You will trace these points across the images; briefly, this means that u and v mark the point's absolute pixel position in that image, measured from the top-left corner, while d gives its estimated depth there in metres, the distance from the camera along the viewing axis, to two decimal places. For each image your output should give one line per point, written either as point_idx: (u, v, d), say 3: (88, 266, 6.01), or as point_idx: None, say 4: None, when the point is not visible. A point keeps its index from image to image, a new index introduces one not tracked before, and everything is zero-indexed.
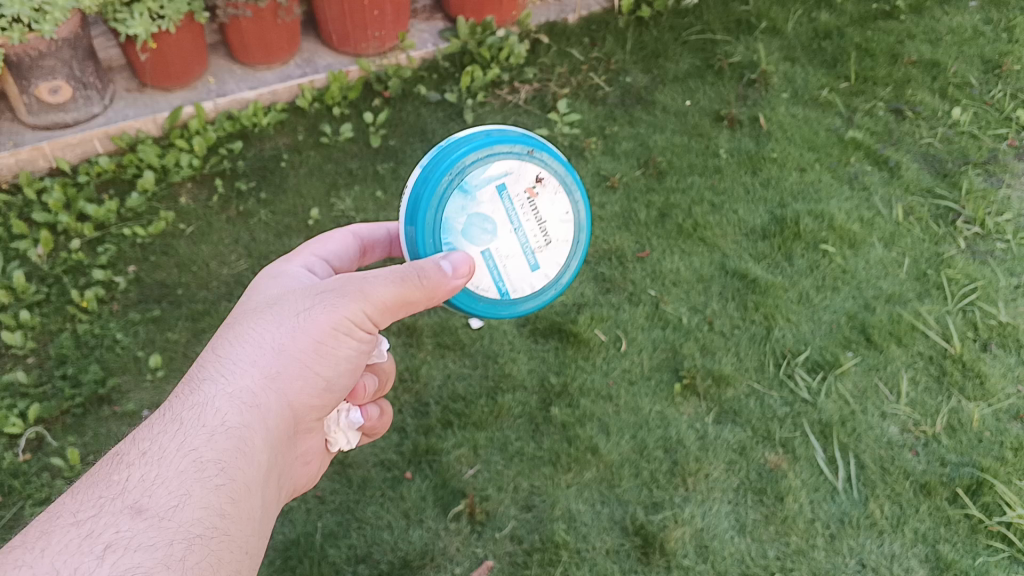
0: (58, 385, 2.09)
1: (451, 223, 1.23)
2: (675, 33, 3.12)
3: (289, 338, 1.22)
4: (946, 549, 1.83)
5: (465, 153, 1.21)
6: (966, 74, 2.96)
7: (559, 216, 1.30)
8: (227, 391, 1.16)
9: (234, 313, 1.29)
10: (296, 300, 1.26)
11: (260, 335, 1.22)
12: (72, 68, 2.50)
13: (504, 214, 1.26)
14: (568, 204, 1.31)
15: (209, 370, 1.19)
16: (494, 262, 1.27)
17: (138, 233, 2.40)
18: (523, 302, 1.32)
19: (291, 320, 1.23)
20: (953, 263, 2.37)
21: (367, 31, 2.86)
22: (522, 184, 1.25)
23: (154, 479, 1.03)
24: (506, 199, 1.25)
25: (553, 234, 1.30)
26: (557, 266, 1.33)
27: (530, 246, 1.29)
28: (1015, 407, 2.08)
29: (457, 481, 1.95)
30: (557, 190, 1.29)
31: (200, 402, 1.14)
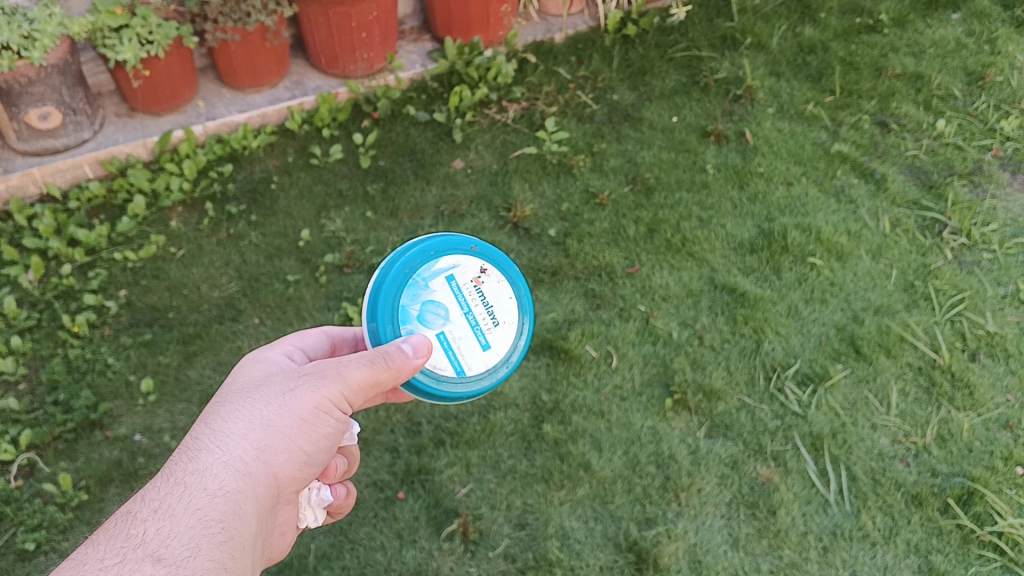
0: (50, 410, 2.09)
1: (407, 311, 1.34)
2: (661, 50, 3.15)
3: (276, 416, 1.23)
4: (938, 560, 1.85)
5: (411, 249, 1.36)
6: (949, 85, 2.99)
7: (504, 299, 1.41)
8: (224, 460, 1.16)
9: (219, 393, 1.29)
10: (281, 378, 1.27)
11: (249, 412, 1.22)
12: (61, 95, 2.52)
13: (454, 299, 1.37)
14: (512, 288, 1.42)
15: (202, 440, 1.18)
16: (449, 343, 1.36)
17: (129, 257, 2.40)
18: (481, 383, 1.39)
19: (277, 399, 1.24)
20: (939, 273, 2.38)
21: (355, 53, 2.88)
22: (469, 274, 1.38)
23: (168, 533, 1.03)
24: (455, 286, 1.37)
25: (501, 316, 1.40)
26: (509, 346, 1.40)
27: (481, 327, 1.38)
28: (1004, 417, 2.09)
29: (450, 500, 1.96)
30: (501, 279, 1.41)
31: (198, 469, 1.13)
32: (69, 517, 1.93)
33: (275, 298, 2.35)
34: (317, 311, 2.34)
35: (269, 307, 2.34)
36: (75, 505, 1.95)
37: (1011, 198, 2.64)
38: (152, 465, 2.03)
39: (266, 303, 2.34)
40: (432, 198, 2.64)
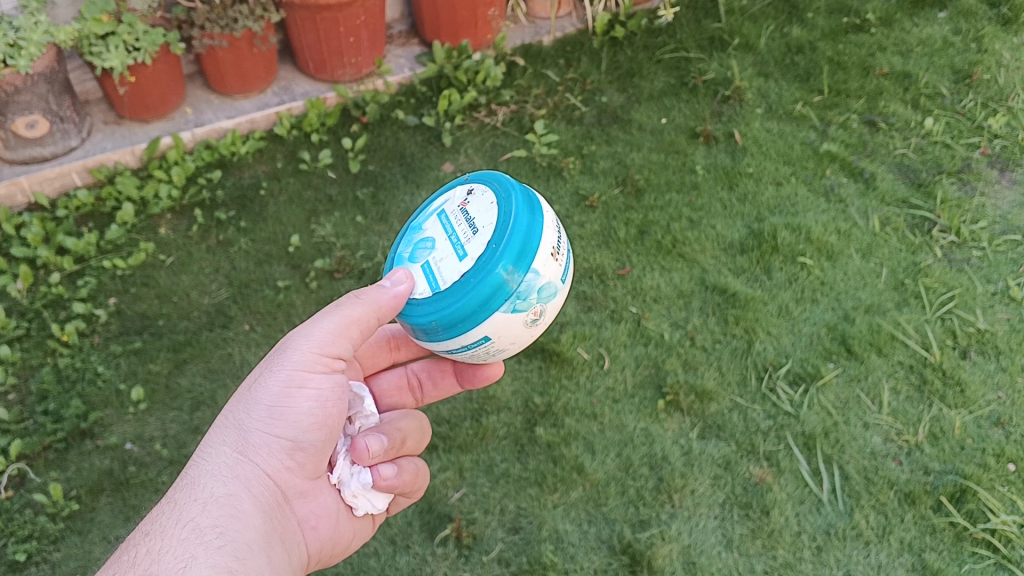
0: (39, 420, 2.08)
1: (402, 257, 1.31)
2: (649, 52, 3.16)
3: (250, 411, 1.26)
4: (932, 557, 1.84)
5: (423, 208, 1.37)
6: (937, 84, 3.00)
7: (486, 208, 1.24)
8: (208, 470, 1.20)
9: None
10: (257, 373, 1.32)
11: (224, 420, 1.26)
12: (49, 103, 2.51)
13: (439, 227, 1.27)
14: (497, 196, 1.25)
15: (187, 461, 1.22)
16: (429, 267, 1.24)
17: (118, 265, 2.40)
18: (459, 297, 1.19)
19: (247, 395, 1.27)
20: (929, 271, 2.39)
21: (344, 58, 2.88)
22: (456, 201, 1.29)
23: (160, 549, 1.07)
24: (441, 215, 1.29)
25: (481, 223, 1.22)
26: (484, 249, 1.19)
27: (460, 240, 1.23)
28: (995, 413, 2.09)
29: (443, 505, 1.95)
30: (486, 192, 1.27)
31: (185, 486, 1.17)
32: (60, 527, 1.92)
33: (266, 304, 2.34)
34: (308, 317, 2.32)
35: (259, 313, 2.33)
36: (66, 515, 1.93)
37: (999, 195, 2.65)
38: (143, 473, 2.01)
39: (257, 309, 2.33)
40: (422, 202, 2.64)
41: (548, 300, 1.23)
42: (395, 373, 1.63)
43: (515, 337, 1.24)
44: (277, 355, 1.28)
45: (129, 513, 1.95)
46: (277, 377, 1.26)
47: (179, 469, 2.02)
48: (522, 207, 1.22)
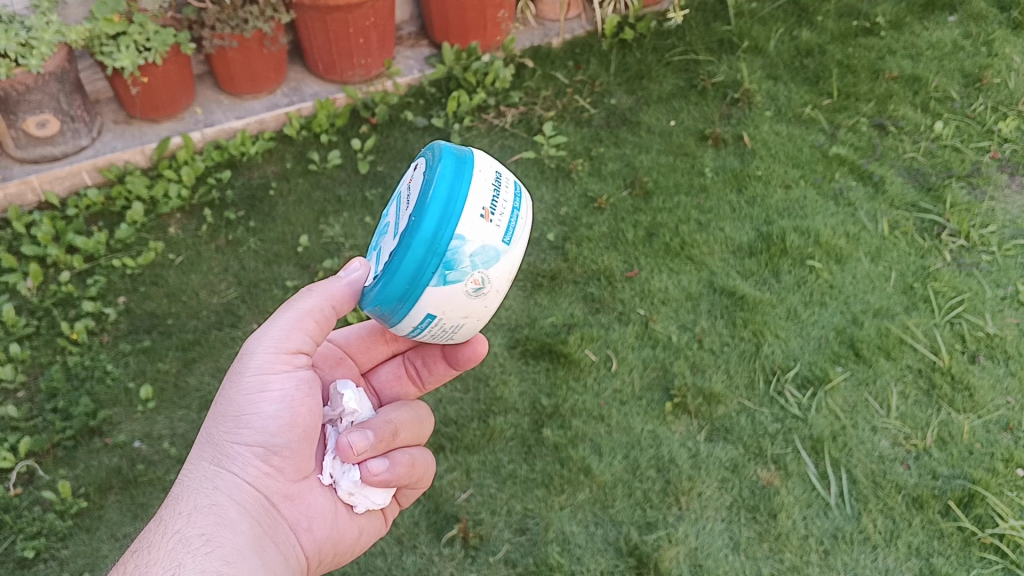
0: (49, 417, 2.08)
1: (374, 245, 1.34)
2: (658, 54, 3.16)
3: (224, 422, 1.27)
4: (940, 562, 1.84)
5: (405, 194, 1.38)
6: (947, 87, 3.00)
7: (419, 181, 1.21)
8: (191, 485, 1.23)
9: None
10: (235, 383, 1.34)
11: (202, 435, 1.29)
12: (60, 102, 2.52)
13: (392, 210, 1.28)
14: (427, 165, 1.21)
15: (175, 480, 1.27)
16: (379, 252, 1.26)
17: (128, 264, 2.40)
18: (388, 277, 1.18)
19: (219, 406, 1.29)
20: (939, 275, 2.38)
21: (353, 59, 2.88)
22: (407, 178, 1.28)
23: (142, 566, 1.11)
24: (396, 198, 1.30)
25: (411, 198, 1.21)
26: (406, 225, 1.17)
27: (398, 220, 1.22)
28: (1005, 418, 2.08)
29: (450, 506, 1.95)
30: (424, 163, 1.24)
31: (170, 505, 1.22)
32: (69, 525, 1.92)
33: (274, 304, 2.34)
34: None
35: (267, 313, 2.33)
36: (74, 512, 1.94)
37: (1009, 199, 2.64)
38: (151, 472, 2.01)
39: (265, 309, 2.34)
40: None
41: (485, 265, 1.17)
42: (394, 364, 1.60)
43: (463, 309, 1.20)
44: (236, 362, 1.28)
45: (137, 511, 1.95)
46: (237, 384, 1.26)
47: None
48: (443, 172, 1.17)
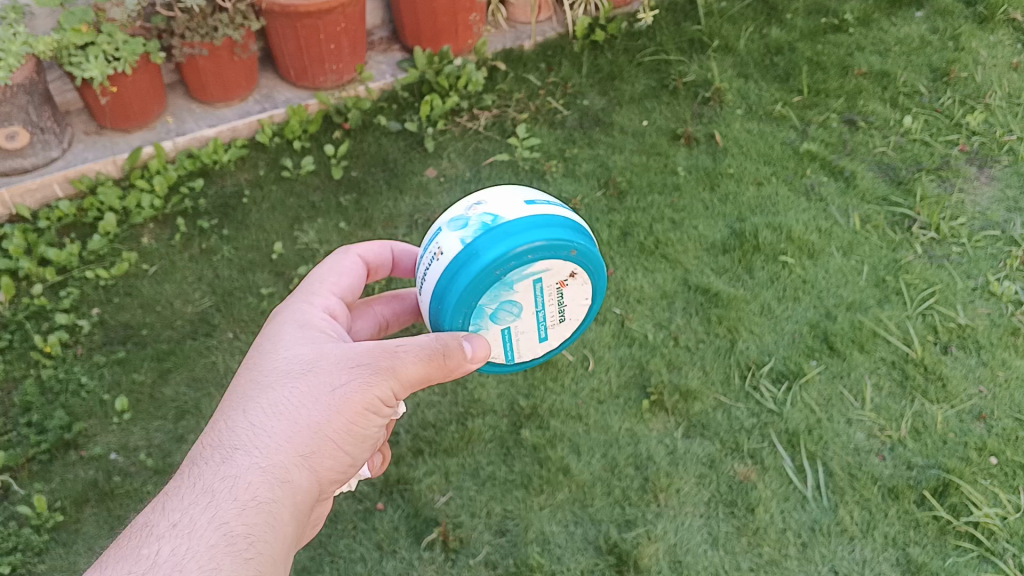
0: (23, 432, 2.07)
1: (482, 308, 1.26)
2: (630, 55, 3.18)
3: (321, 416, 1.17)
4: (916, 552, 1.85)
5: (502, 249, 1.19)
6: (915, 82, 3.03)
7: (578, 301, 1.36)
8: (260, 464, 1.12)
9: (257, 370, 1.22)
10: (331, 365, 1.21)
11: (287, 404, 1.17)
12: (29, 114, 2.50)
13: (532, 301, 1.30)
14: (590, 292, 1.36)
15: (237, 436, 1.14)
16: (509, 336, 1.34)
17: (101, 275, 2.39)
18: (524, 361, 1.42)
19: (322, 396, 1.18)
20: (910, 268, 2.41)
21: (325, 65, 2.88)
22: (556, 278, 1.28)
23: (185, 553, 0.99)
24: (537, 289, 1.28)
25: (569, 310, 1.36)
26: (559, 338, 1.40)
27: (544, 323, 1.35)
28: (977, 407, 2.10)
29: (430, 509, 1.95)
30: (585, 281, 1.33)
31: (230, 475, 1.10)
32: (45, 539, 1.90)
33: (249, 312, 2.34)
34: None
35: (243, 322, 2.32)
36: (51, 526, 1.92)
37: (978, 191, 2.67)
38: (128, 484, 2.00)
39: (240, 318, 2.33)
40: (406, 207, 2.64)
41: None
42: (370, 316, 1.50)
43: None
44: (358, 370, 1.20)
45: (114, 524, 1.94)
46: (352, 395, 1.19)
47: (165, 478, 2.01)
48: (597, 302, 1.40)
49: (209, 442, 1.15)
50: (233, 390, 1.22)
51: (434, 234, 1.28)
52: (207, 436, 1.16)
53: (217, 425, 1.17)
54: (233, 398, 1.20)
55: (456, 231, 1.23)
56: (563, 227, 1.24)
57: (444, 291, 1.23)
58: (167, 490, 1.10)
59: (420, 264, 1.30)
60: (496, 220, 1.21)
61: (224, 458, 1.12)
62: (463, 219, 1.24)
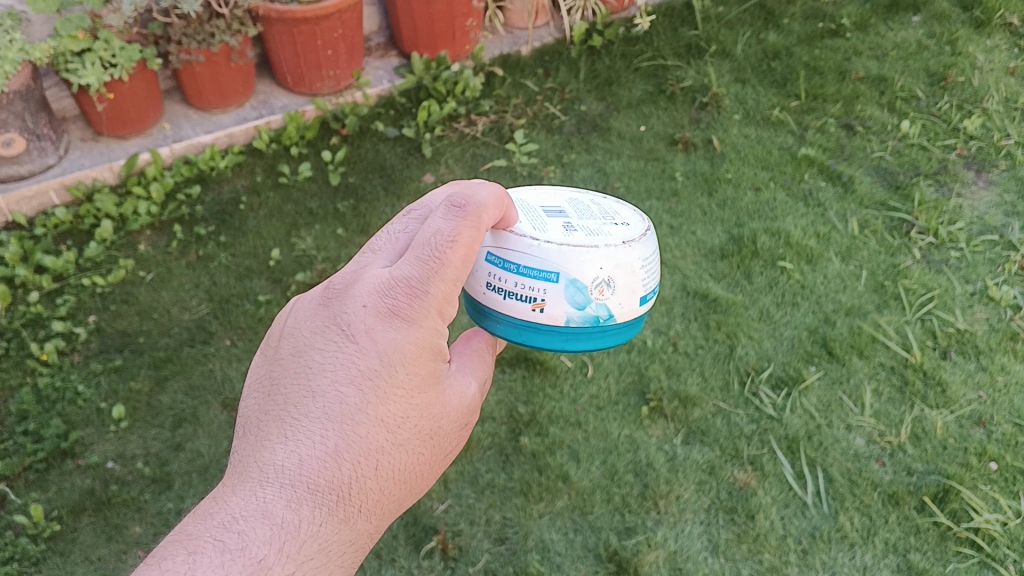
0: (19, 440, 2.05)
1: None
2: (627, 60, 3.18)
3: (433, 460, 1.08)
4: (917, 558, 1.84)
5: (588, 347, 1.25)
6: (912, 87, 3.03)
7: None
8: (384, 502, 1.00)
9: (407, 379, 1.01)
10: (450, 429, 1.09)
11: (420, 441, 1.04)
12: (25, 121, 2.49)
13: None
14: None
15: (376, 462, 0.98)
16: None
17: (98, 283, 2.38)
18: None
19: (442, 441, 1.08)
20: (909, 273, 2.41)
21: (322, 71, 2.88)
22: None
23: None
24: None
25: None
26: None
27: None
28: (977, 413, 2.09)
29: (429, 517, 1.94)
30: None
31: (363, 512, 0.97)
32: (42, 548, 1.88)
33: (246, 319, 2.32)
34: None
35: (240, 329, 2.31)
36: (48, 535, 1.90)
37: (976, 195, 2.67)
38: (125, 492, 1.97)
39: (238, 325, 2.31)
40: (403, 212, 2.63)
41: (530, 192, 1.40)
42: None
43: None
44: (465, 420, 1.12)
45: (111, 533, 1.91)
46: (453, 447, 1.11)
47: (162, 486, 1.99)
48: None
49: (333, 481, 0.94)
50: (356, 410, 0.97)
51: (548, 273, 1.18)
52: (325, 467, 0.94)
53: (339, 458, 0.95)
54: (373, 393, 0.98)
55: (568, 304, 1.20)
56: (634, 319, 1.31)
57: (518, 332, 1.24)
58: (273, 521, 0.89)
59: (510, 272, 1.20)
60: (606, 320, 1.23)
61: (350, 514, 0.95)
62: (582, 297, 1.20)
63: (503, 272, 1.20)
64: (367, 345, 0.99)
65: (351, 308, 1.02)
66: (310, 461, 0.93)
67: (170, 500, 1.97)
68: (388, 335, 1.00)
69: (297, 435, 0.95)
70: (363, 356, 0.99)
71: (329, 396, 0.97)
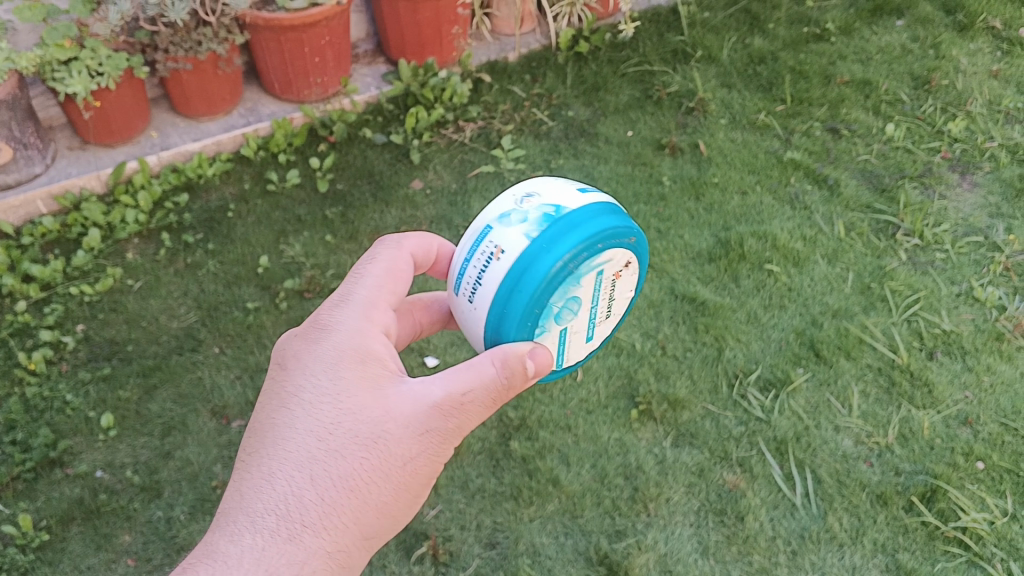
0: (7, 450, 2.04)
1: (551, 309, 1.17)
2: (614, 66, 3.20)
3: (392, 470, 1.08)
4: (906, 557, 1.85)
5: (571, 240, 1.13)
6: (896, 90, 3.06)
7: (624, 292, 1.30)
8: (337, 518, 1.04)
9: (328, 388, 1.09)
10: (401, 432, 1.08)
11: (362, 449, 1.06)
12: (11, 130, 2.49)
13: (592, 291, 1.21)
14: (632, 286, 1.31)
15: (310, 474, 1.04)
16: (565, 337, 1.24)
17: (86, 291, 2.37)
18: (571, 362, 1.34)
19: (395, 459, 1.08)
20: (895, 275, 2.42)
21: (309, 78, 2.89)
22: (614, 267, 1.22)
23: None
24: (599, 281, 1.21)
25: (615, 310, 1.30)
26: (602, 335, 1.33)
27: (594, 319, 1.28)
28: (964, 413, 2.11)
29: (419, 523, 1.94)
30: (631, 274, 1.28)
31: (309, 527, 1.01)
32: (31, 558, 1.87)
33: (235, 327, 2.32)
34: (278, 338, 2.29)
35: (229, 336, 2.30)
36: (36, 545, 1.89)
37: (961, 197, 2.69)
38: (114, 501, 1.97)
39: (226, 332, 2.31)
40: (392, 219, 2.63)
41: None
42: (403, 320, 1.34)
43: None
44: (426, 419, 1.10)
45: (100, 542, 1.91)
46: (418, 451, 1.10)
47: (151, 495, 1.98)
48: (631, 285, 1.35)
49: (267, 500, 1.02)
50: (280, 431, 1.07)
51: (481, 232, 1.18)
52: (259, 491, 1.02)
53: (269, 479, 1.03)
54: (296, 412, 1.08)
55: (511, 226, 1.15)
56: (618, 214, 1.20)
57: (509, 287, 1.13)
58: (216, 553, 0.98)
59: (465, 268, 1.19)
60: (559, 209, 1.16)
61: (292, 526, 1.01)
62: (516, 214, 1.16)
63: (463, 279, 1.19)
64: (290, 376, 1.12)
65: (282, 352, 1.17)
66: (244, 490, 1.03)
67: (159, 508, 1.96)
68: (305, 358, 1.12)
69: (240, 471, 1.06)
70: (286, 387, 1.11)
71: (261, 429, 1.09)
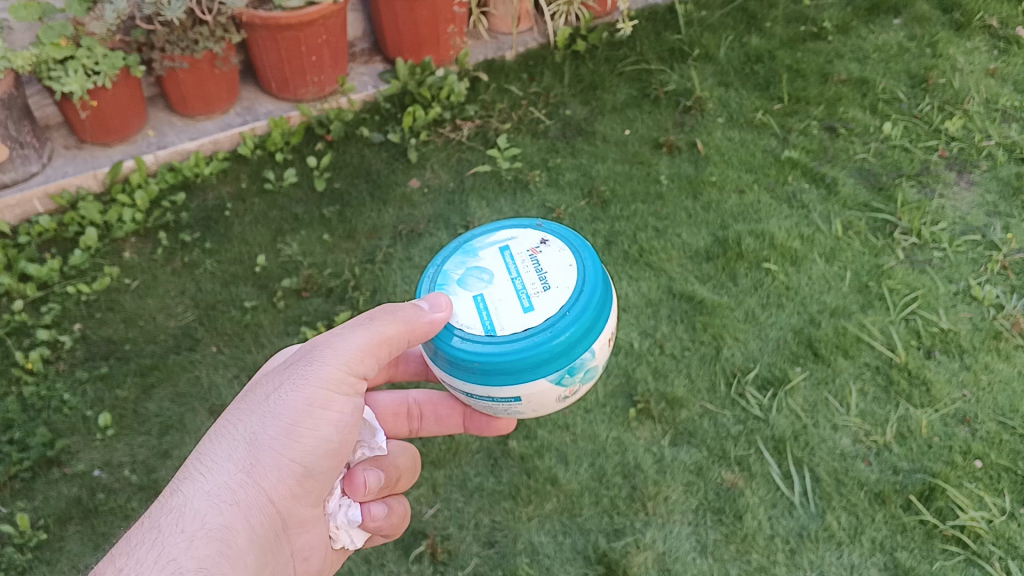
0: (5, 449, 2.03)
1: (450, 275, 1.33)
2: (611, 65, 3.20)
3: (268, 412, 1.25)
4: (904, 556, 1.85)
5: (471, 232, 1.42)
6: (894, 89, 3.07)
7: (562, 266, 1.30)
8: (222, 460, 1.22)
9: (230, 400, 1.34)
10: (269, 386, 1.28)
11: (244, 410, 1.27)
12: (7, 128, 2.48)
13: (503, 265, 1.31)
14: (574, 259, 1.31)
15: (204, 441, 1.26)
16: (486, 304, 1.27)
17: (83, 290, 2.36)
18: (532, 350, 1.23)
19: (265, 401, 1.26)
20: (892, 273, 2.43)
21: (306, 76, 2.88)
22: (524, 245, 1.34)
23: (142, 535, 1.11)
24: (507, 254, 1.33)
25: (552, 281, 1.28)
26: (554, 308, 1.25)
27: (528, 291, 1.27)
28: (961, 411, 2.11)
29: (418, 522, 1.94)
30: (561, 250, 1.33)
31: (196, 471, 1.21)
32: (28, 558, 1.86)
33: (232, 326, 2.31)
34: (276, 337, 2.29)
35: (226, 335, 2.29)
36: (34, 545, 1.88)
37: (958, 196, 2.69)
38: (112, 500, 1.96)
39: (224, 331, 2.30)
40: (389, 218, 2.63)
41: (585, 380, 1.35)
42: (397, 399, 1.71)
43: (541, 406, 1.34)
44: (296, 366, 1.29)
45: (98, 541, 1.90)
46: (289, 390, 1.26)
47: (149, 494, 1.98)
48: (596, 282, 1.31)
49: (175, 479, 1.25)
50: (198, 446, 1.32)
51: None
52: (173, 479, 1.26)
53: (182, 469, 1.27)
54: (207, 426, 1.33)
55: None
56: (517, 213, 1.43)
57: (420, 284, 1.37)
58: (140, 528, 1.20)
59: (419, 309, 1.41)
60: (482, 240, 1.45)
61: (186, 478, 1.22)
62: None
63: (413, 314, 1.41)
64: None
65: None
66: None
67: None
68: None
69: None
70: None
71: None
